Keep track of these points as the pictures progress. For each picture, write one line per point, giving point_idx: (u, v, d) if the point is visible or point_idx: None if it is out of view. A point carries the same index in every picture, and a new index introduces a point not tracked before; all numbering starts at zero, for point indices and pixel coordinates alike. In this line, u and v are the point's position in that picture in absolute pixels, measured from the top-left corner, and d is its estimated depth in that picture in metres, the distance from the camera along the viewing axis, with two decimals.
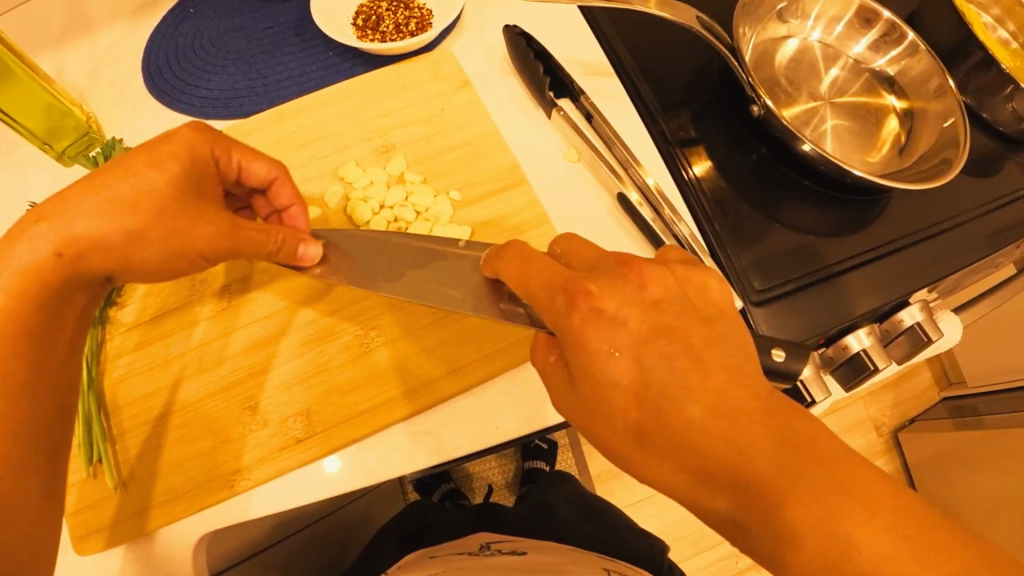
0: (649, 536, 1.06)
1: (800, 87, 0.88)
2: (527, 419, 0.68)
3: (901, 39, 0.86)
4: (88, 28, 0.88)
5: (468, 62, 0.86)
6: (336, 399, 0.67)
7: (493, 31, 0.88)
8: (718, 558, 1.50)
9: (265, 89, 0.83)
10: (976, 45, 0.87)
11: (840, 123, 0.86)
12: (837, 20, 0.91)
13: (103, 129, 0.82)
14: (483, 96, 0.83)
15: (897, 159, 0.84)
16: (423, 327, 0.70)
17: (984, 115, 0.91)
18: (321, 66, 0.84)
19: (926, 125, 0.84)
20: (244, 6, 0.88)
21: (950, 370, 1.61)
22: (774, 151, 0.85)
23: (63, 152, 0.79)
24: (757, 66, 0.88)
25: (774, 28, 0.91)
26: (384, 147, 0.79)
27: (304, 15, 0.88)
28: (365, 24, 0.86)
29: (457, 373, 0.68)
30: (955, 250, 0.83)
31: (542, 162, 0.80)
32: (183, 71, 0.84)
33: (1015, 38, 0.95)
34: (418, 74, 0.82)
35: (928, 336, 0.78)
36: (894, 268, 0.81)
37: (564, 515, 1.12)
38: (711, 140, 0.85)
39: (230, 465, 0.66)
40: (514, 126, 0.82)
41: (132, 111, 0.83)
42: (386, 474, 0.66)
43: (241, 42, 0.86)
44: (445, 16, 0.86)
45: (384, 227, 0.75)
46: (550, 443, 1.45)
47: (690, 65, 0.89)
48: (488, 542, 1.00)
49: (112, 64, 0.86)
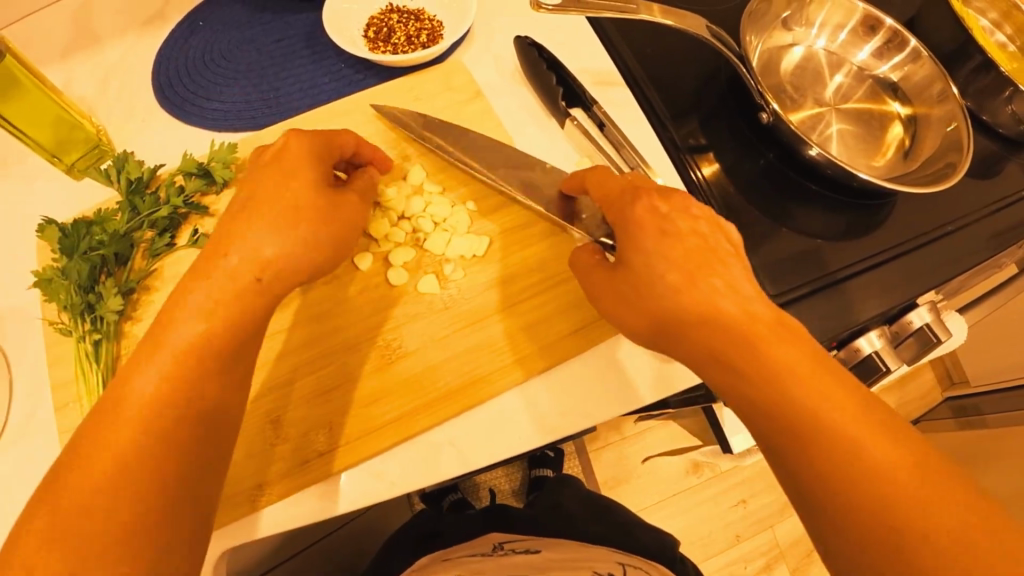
0: (658, 530, 1.06)
1: (805, 93, 0.90)
2: (550, 428, 0.67)
3: (903, 46, 0.88)
4: (95, 40, 0.88)
5: (480, 72, 0.86)
6: (358, 411, 0.67)
7: (503, 41, 0.88)
8: (729, 562, 1.50)
9: (278, 101, 0.83)
10: (976, 48, 0.89)
11: (846, 128, 0.88)
12: (840, 27, 0.92)
13: (114, 142, 0.82)
14: (495, 107, 0.84)
15: (902, 163, 0.85)
16: (443, 338, 0.70)
17: (984, 117, 0.93)
18: (333, 78, 0.84)
19: (930, 130, 0.85)
20: (254, 19, 0.88)
21: (951, 370, 1.63)
22: (782, 156, 0.86)
23: (73, 165, 0.79)
24: (763, 73, 0.90)
25: (781, 35, 0.92)
26: (400, 158, 0.79)
27: (314, 27, 0.88)
28: (377, 35, 0.86)
29: (478, 383, 0.68)
30: (960, 253, 0.84)
31: (556, 171, 0.80)
32: (194, 83, 0.84)
33: (1013, 41, 0.97)
34: (430, 86, 0.83)
35: (937, 337, 0.80)
36: (902, 271, 0.82)
37: (574, 514, 1.09)
38: (720, 146, 0.86)
39: (250, 480, 0.65)
40: (527, 135, 0.82)
41: (142, 124, 0.83)
42: (409, 486, 0.66)
43: (252, 54, 0.86)
44: (456, 27, 0.86)
45: (403, 238, 0.75)
46: (556, 451, 1.47)
47: (700, 73, 0.90)
48: (501, 542, 1.01)
49: (121, 76, 0.86)
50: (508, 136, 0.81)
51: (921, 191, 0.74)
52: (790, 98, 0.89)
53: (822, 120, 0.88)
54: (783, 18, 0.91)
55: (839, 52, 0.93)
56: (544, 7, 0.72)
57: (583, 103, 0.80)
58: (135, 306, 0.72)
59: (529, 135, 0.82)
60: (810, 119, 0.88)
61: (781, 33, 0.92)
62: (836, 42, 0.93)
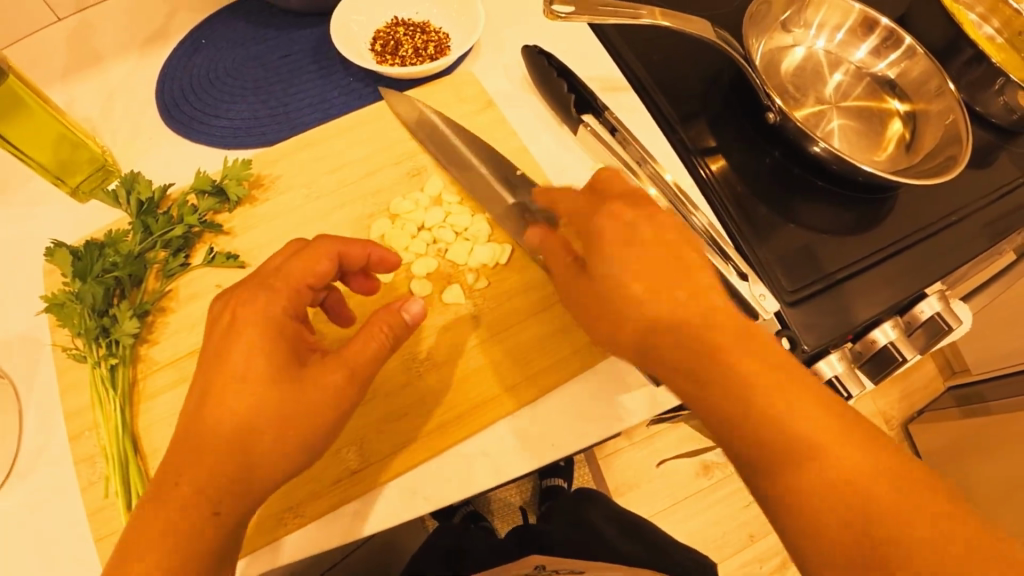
0: (693, 552, 1.06)
1: (807, 92, 0.92)
2: (581, 436, 0.66)
3: (899, 43, 0.91)
4: (96, 60, 0.86)
5: (490, 80, 0.87)
6: (388, 427, 0.66)
7: (511, 51, 0.89)
8: (742, 564, 1.50)
9: (287, 116, 0.82)
10: (967, 42, 0.92)
11: (846, 124, 0.90)
12: (838, 28, 0.95)
13: (119, 163, 0.80)
14: (508, 116, 0.84)
15: (905, 156, 0.87)
16: (469, 349, 0.69)
17: (977, 109, 0.95)
18: (342, 92, 0.84)
19: (930, 124, 0.87)
20: (259, 35, 0.88)
21: (952, 360, 1.68)
22: (787, 154, 0.87)
23: (78, 187, 0.77)
24: (766, 74, 0.92)
25: (781, 37, 0.95)
26: (416, 169, 0.78)
27: (320, 42, 0.87)
28: (384, 49, 0.86)
29: (507, 393, 0.67)
30: (966, 242, 0.86)
31: (570, 177, 0.80)
32: (200, 101, 0.83)
33: (1001, 34, 1.01)
34: (441, 97, 0.83)
35: (948, 325, 0.80)
36: (912, 263, 0.83)
37: (605, 534, 1.08)
38: (729, 146, 0.87)
39: (280, 503, 0.63)
40: (540, 143, 0.82)
41: (148, 143, 0.81)
42: (442, 503, 0.64)
43: (258, 71, 0.85)
44: (463, 38, 0.87)
45: (424, 249, 0.73)
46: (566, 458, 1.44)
47: (706, 75, 0.91)
48: (542, 563, 0.98)
49: (124, 96, 0.84)
50: (523, 144, 0.81)
51: (925, 183, 0.76)
52: (790, 95, 0.91)
53: (823, 116, 0.90)
54: (782, 20, 0.94)
55: (837, 52, 0.95)
56: (558, 16, 0.74)
57: (593, 109, 0.80)
58: (151, 329, 0.70)
59: (541, 141, 0.82)
60: (813, 115, 0.89)
61: (780, 34, 0.94)
62: (834, 42, 0.95)
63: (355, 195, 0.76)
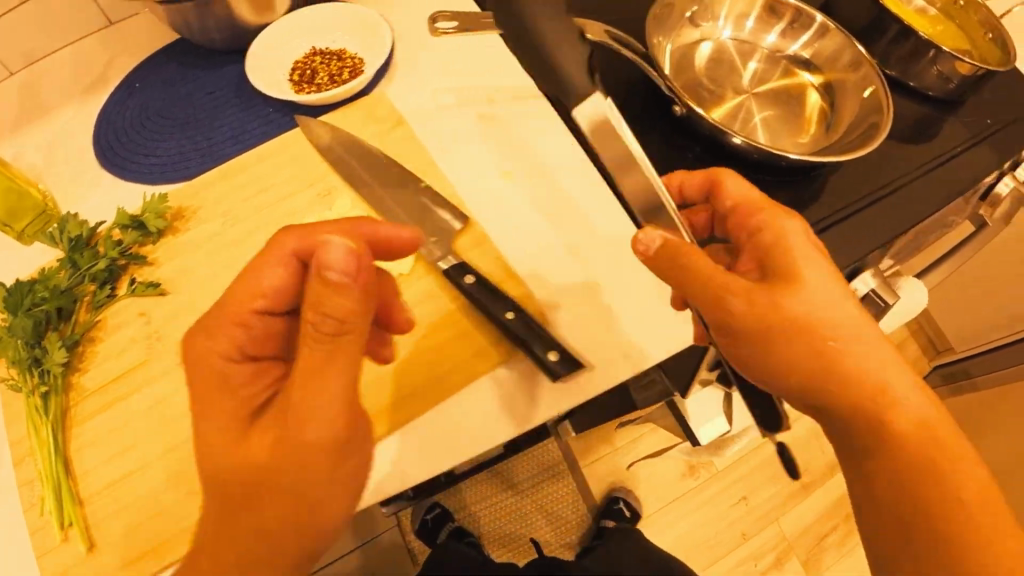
0: None
1: (723, 85, 0.92)
2: (481, 437, 0.68)
3: (810, 23, 0.91)
4: (42, 112, 0.93)
5: (407, 102, 0.90)
6: None
7: (424, 70, 0.92)
8: (737, 562, 1.46)
9: (210, 149, 0.87)
10: (891, 18, 0.91)
11: (768, 113, 0.89)
12: (746, 16, 0.94)
13: (60, 205, 0.86)
14: (420, 133, 0.87)
15: (826, 136, 0.86)
16: (374, 358, 0.72)
17: (913, 83, 0.93)
18: (262, 122, 0.88)
19: (848, 99, 0.87)
20: (187, 76, 0.93)
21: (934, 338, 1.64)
22: (705, 148, 0.87)
23: (21, 231, 0.82)
24: (679, 70, 0.92)
25: (690, 35, 0.95)
26: (327, 190, 0.82)
27: (242, 78, 0.92)
28: (301, 78, 0.91)
29: (408, 399, 0.70)
30: (898, 219, 0.83)
31: (486, 188, 0.82)
32: (132, 142, 0.88)
33: (932, 5, 1.01)
34: (353, 119, 0.87)
35: (885, 300, 0.84)
36: (837, 243, 0.82)
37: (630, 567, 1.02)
38: (644, 144, 0.88)
39: None
40: (450, 156, 0.85)
41: (86, 184, 0.87)
42: (349, 508, 0.67)
43: (185, 110, 0.90)
44: (375, 61, 0.90)
45: None
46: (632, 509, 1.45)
47: (622, 75, 0.92)
48: None
49: (67, 142, 0.91)
50: (431, 158, 0.84)
51: (846, 159, 0.75)
52: (710, 90, 0.91)
53: (745, 106, 0.89)
54: (688, 17, 0.94)
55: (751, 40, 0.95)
56: (442, 32, 0.75)
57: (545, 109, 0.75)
58: (83, 357, 0.75)
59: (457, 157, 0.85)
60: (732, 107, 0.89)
61: (691, 30, 0.94)
62: (748, 30, 0.95)
63: (271, 220, 0.80)
